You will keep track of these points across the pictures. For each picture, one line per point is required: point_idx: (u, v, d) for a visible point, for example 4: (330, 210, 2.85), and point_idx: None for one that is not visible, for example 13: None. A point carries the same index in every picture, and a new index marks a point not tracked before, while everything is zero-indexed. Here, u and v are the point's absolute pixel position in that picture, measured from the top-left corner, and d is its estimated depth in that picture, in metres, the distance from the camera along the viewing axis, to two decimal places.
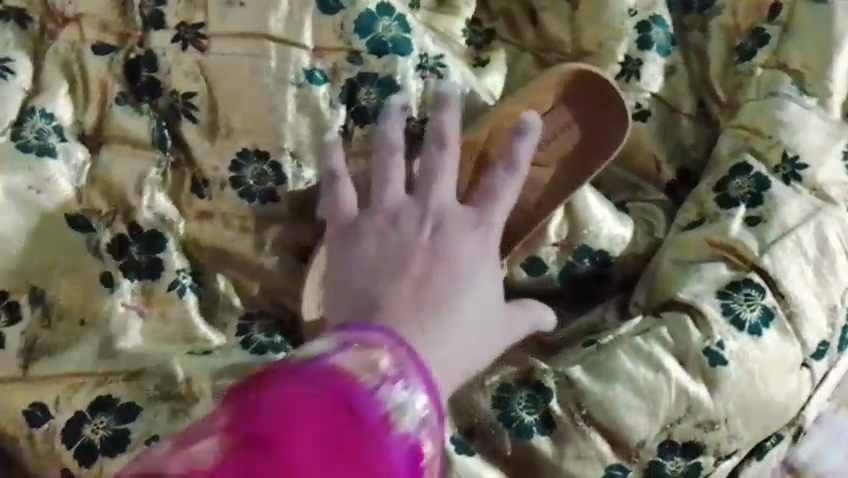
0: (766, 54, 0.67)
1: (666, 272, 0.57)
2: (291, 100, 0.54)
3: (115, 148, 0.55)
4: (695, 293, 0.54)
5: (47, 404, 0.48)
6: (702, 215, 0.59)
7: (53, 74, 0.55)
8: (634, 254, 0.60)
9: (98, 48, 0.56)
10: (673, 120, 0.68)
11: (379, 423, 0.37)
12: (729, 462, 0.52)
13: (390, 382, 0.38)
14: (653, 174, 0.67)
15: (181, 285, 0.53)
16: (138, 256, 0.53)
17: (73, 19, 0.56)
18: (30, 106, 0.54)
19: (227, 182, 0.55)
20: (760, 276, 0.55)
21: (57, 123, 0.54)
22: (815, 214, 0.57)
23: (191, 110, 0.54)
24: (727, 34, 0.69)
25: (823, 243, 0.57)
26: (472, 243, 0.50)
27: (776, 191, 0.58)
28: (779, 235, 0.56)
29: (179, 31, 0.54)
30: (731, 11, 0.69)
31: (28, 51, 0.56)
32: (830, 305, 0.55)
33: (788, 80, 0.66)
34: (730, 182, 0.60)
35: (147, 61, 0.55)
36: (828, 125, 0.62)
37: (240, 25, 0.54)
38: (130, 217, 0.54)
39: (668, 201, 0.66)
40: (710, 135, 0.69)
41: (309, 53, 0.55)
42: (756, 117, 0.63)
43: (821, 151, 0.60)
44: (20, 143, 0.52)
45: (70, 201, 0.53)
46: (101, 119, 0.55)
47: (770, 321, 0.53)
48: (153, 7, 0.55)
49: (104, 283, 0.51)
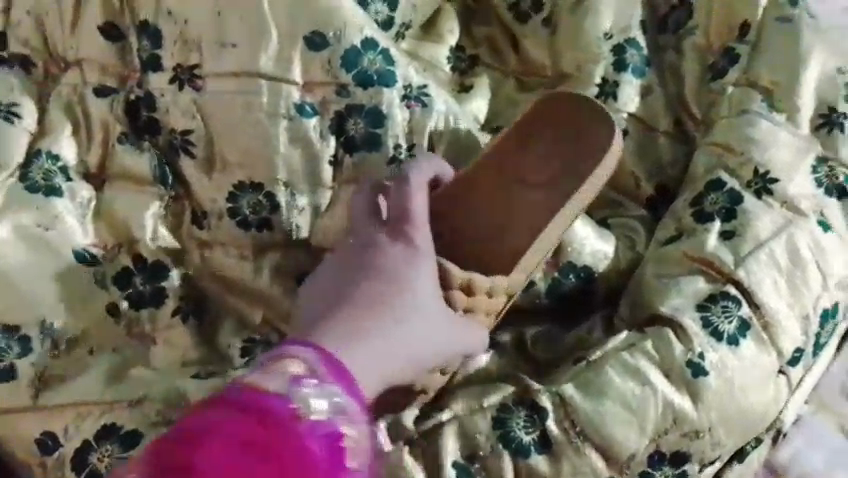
0: (738, 73, 0.71)
1: (647, 287, 0.59)
2: (283, 133, 0.57)
3: (118, 185, 0.58)
4: (675, 307, 0.57)
5: (58, 433, 0.50)
6: (679, 230, 0.62)
7: (57, 117, 0.59)
8: (617, 270, 0.63)
9: (99, 90, 0.59)
10: (650, 138, 0.71)
11: (288, 416, 0.41)
12: (712, 467, 0.55)
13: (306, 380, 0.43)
14: (634, 191, 0.70)
15: (184, 313, 0.56)
16: (141, 287, 0.56)
17: (75, 63, 0.60)
18: (37, 149, 0.58)
19: (225, 214, 0.57)
20: (736, 287, 0.58)
21: (62, 163, 0.57)
22: (786, 226, 0.60)
23: (189, 146, 0.57)
24: (700, 54, 0.72)
25: (795, 254, 0.59)
26: (412, 262, 0.53)
27: (750, 206, 0.61)
28: (752, 248, 0.59)
29: (176, 72, 0.57)
30: (703, 32, 0.73)
31: (34, 96, 0.60)
32: (804, 313, 0.58)
33: (758, 97, 0.69)
34: (705, 198, 0.63)
35: (146, 101, 0.58)
36: (798, 140, 0.65)
37: (232, 64, 0.57)
38: (134, 249, 0.56)
39: (648, 217, 0.69)
40: (687, 151, 0.71)
41: (299, 88, 0.57)
42: (728, 135, 0.66)
43: (790, 166, 0.63)
44: (28, 184, 0.55)
45: (77, 237, 0.55)
46: (104, 158, 0.58)
47: (746, 331, 0.56)
48: (150, 50, 0.58)
49: (109, 313, 0.55)
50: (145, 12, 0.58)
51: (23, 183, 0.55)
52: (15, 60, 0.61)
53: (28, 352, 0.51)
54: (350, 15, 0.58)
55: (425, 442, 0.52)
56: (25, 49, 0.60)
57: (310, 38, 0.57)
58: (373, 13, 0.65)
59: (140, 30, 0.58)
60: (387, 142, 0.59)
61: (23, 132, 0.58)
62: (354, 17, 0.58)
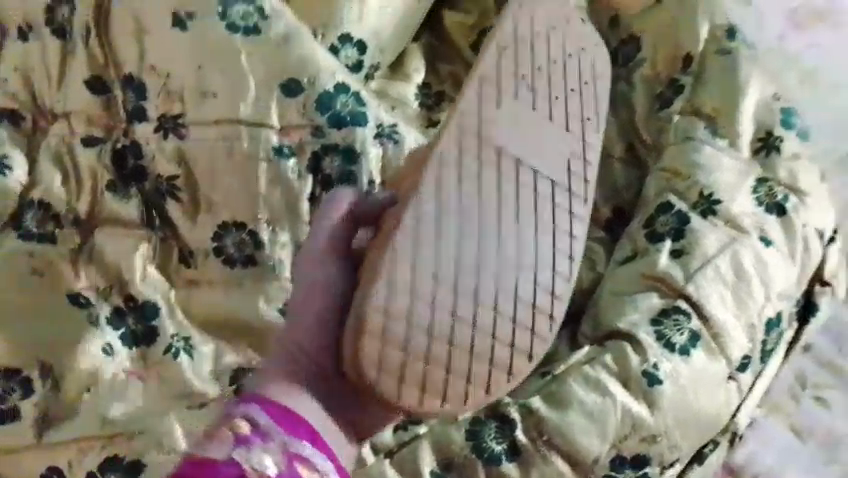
0: (683, 102, 0.77)
1: (606, 303, 0.64)
2: (263, 175, 0.61)
3: (108, 230, 0.61)
4: (631, 322, 0.62)
5: (62, 468, 0.53)
6: (635, 250, 0.67)
7: (48, 168, 0.62)
8: (580, 288, 0.68)
9: (86, 141, 0.62)
10: (605, 164, 0.76)
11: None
12: (673, 469, 0.59)
13: (251, 444, 0.42)
14: (592, 214, 0.75)
15: (174, 349, 0.59)
16: (134, 326, 0.59)
17: (62, 115, 0.63)
18: (29, 198, 0.61)
19: (210, 252, 0.61)
20: (686, 301, 0.63)
21: (53, 211, 0.61)
22: (730, 243, 0.66)
23: (175, 190, 0.61)
24: (649, 85, 0.78)
25: (739, 269, 0.65)
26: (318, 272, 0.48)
27: (696, 225, 0.67)
28: (700, 264, 0.64)
29: (160, 122, 0.61)
30: (651, 64, 0.78)
31: (23, 148, 0.63)
32: (749, 323, 0.63)
33: (702, 126, 0.74)
34: (656, 219, 0.68)
35: (133, 150, 0.61)
36: (739, 163, 0.71)
37: (213, 113, 0.61)
38: (126, 289, 0.60)
39: (606, 237, 0.74)
40: (639, 175, 0.77)
41: (277, 132, 0.62)
42: (676, 161, 0.71)
43: (733, 188, 0.69)
44: (22, 232, 0.60)
45: (72, 282, 0.59)
46: (93, 204, 0.62)
47: (697, 342, 0.61)
48: (135, 101, 0.62)
49: (103, 351, 0.57)
50: (130, 66, 0.62)
51: (18, 231, 0.60)
52: (4, 114, 0.64)
53: (30, 393, 0.54)
54: (323, 61, 0.62)
55: (404, 455, 0.55)
56: (14, 104, 0.64)
57: (285, 85, 0.62)
58: (344, 55, 0.70)
59: (125, 83, 0.62)
60: (362, 179, 0.63)
61: (14, 183, 0.61)
62: (327, 63, 0.62)
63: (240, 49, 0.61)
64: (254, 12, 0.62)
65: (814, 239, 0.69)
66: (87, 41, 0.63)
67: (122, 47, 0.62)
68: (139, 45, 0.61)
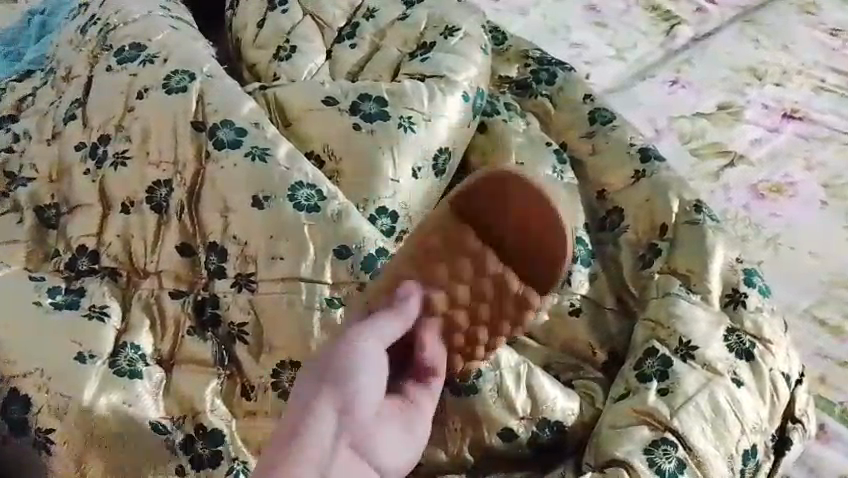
0: (661, 263, 0.90)
1: (606, 435, 0.76)
2: (316, 321, 0.74)
3: (183, 367, 0.75)
4: (628, 451, 0.74)
5: None
6: (627, 388, 0.80)
7: (139, 315, 0.77)
8: (582, 423, 0.80)
9: (173, 293, 0.78)
10: (599, 314, 0.90)
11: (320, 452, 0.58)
12: None
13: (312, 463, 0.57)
14: (589, 356, 0.88)
15: (235, 471, 0.70)
16: (202, 450, 0.70)
17: (154, 273, 0.79)
18: (123, 341, 0.74)
19: (269, 387, 0.74)
20: (673, 433, 0.76)
21: (142, 352, 0.74)
22: (707, 384, 0.79)
23: (244, 334, 0.75)
24: (632, 247, 0.93)
25: (717, 406, 0.78)
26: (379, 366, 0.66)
27: (677, 368, 0.80)
28: (683, 402, 0.77)
29: (236, 278, 0.76)
30: (633, 231, 0.93)
31: (119, 299, 0.78)
32: (728, 453, 0.76)
33: (678, 281, 0.88)
34: (644, 362, 0.81)
35: (211, 301, 0.77)
36: (710, 314, 0.85)
37: (281, 271, 0.75)
38: (197, 419, 0.72)
39: (603, 378, 0.86)
40: (628, 323, 0.90)
41: (329, 287, 0.76)
42: (658, 312, 0.85)
43: (707, 336, 0.82)
44: (116, 368, 0.71)
45: (151, 412, 0.71)
46: (174, 345, 0.76)
47: (684, 469, 0.74)
48: (217, 262, 0.77)
49: (176, 475, 0.69)
50: (214, 235, 0.78)
51: (112, 367, 0.71)
52: (105, 271, 0.79)
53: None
54: (343, 200, 0.79)
55: None
56: (114, 263, 0.79)
57: (338, 250, 0.76)
58: (329, 203, 0.78)
59: (209, 248, 0.78)
60: None
61: (111, 328, 0.74)
62: (345, 200, 0.79)
63: (305, 223, 0.77)
64: (395, 226, 0.85)
65: (781, 380, 0.82)
66: (180, 215, 0.79)
67: (209, 220, 0.78)
68: (225, 219, 0.78)
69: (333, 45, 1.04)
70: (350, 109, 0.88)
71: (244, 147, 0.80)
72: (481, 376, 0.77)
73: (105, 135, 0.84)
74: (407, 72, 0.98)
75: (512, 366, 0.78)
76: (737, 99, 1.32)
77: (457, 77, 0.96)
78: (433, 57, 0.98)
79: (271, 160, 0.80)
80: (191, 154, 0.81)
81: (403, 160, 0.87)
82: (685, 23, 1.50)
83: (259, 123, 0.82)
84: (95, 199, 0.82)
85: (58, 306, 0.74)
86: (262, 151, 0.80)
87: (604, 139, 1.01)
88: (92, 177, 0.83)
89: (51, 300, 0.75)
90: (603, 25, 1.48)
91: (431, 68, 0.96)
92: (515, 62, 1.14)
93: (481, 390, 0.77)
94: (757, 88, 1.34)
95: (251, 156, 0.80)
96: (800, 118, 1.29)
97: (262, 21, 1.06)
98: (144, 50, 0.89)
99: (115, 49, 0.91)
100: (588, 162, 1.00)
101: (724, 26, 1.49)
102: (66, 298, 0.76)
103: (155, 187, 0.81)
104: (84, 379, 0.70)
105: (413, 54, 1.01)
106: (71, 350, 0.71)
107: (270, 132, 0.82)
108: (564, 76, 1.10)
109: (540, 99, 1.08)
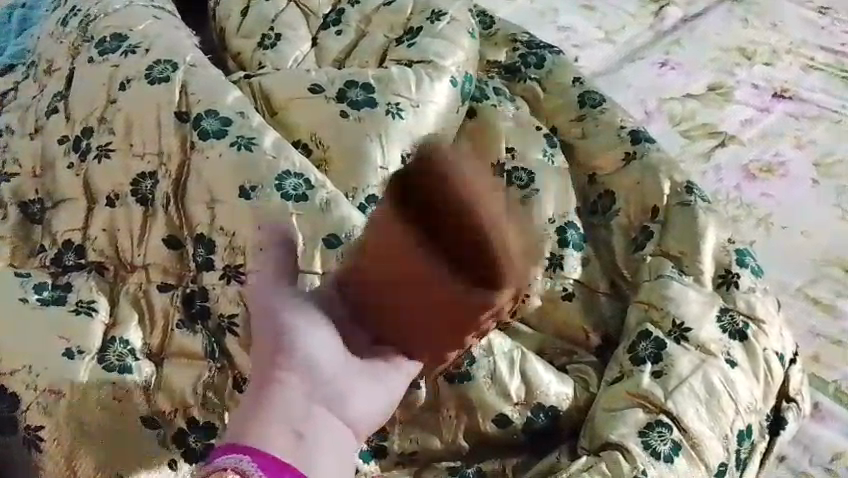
0: (653, 245, 0.90)
1: (601, 420, 0.76)
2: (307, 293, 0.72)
3: (172, 360, 0.74)
4: (622, 434, 0.74)
5: None
6: (621, 372, 0.80)
7: (127, 309, 0.76)
8: (577, 407, 0.80)
9: (161, 287, 0.77)
10: (592, 298, 0.89)
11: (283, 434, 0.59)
12: None
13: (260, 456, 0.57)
14: (584, 341, 0.87)
15: None
16: (195, 444, 0.72)
17: (141, 266, 0.78)
18: (111, 336, 0.73)
19: None
20: (667, 415, 0.76)
21: (131, 346, 0.73)
22: (701, 365, 0.79)
23: (234, 326, 0.74)
24: (624, 230, 0.92)
25: (711, 387, 0.78)
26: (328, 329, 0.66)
27: (671, 350, 0.80)
28: (677, 383, 0.77)
29: (225, 270, 0.75)
30: (624, 215, 0.93)
31: (106, 294, 0.77)
32: (723, 434, 0.76)
33: (670, 264, 0.87)
34: (638, 345, 0.81)
35: (201, 294, 0.76)
36: (704, 295, 0.84)
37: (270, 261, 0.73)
38: (189, 413, 0.72)
39: (597, 361, 0.86)
40: (622, 306, 0.90)
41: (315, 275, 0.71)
42: (651, 294, 0.85)
43: (700, 317, 0.82)
44: (105, 364, 0.71)
45: (143, 407, 0.71)
46: (164, 339, 0.75)
47: (678, 450, 0.74)
48: (205, 254, 0.76)
49: (169, 466, 0.69)
50: (201, 228, 0.77)
51: (101, 362, 0.71)
52: (91, 265, 0.78)
53: None
54: (331, 189, 0.78)
55: None
56: (100, 258, 0.78)
57: (327, 240, 0.75)
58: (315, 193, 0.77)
59: (196, 240, 0.77)
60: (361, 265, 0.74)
61: (100, 323, 0.74)
62: (333, 189, 0.78)
63: (292, 212, 0.76)
64: None
65: (775, 360, 0.82)
66: (166, 208, 0.78)
67: (195, 212, 0.77)
68: (211, 211, 0.77)
69: (319, 33, 1.03)
70: (337, 97, 0.87)
71: (230, 136, 0.79)
72: (475, 363, 0.76)
73: (87, 127, 0.83)
74: (395, 58, 0.97)
75: (506, 353, 0.78)
76: (726, 79, 1.31)
77: (444, 62, 0.95)
78: (420, 42, 0.97)
79: (256, 149, 0.79)
80: (176, 145, 0.80)
81: (391, 147, 0.85)
82: (673, 4, 1.49)
83: (244, 112, 0.81)
84: (80, 194, 0.81)
85: (45, 302, 0.73)
86: (248, 141, 0.79)
87: (593, 123, 1.00)
88: (76, 171, 0.81)
89: (37, 296, 0.74)
90: (592, 7, 1.47)
91: (418, 54, 0.95)
92: (504, 46, 1.13)
93: (475, 377, 0.76)
94: (746, 68, 1.34)
95: (236, 146, 0.79)
96: (790, 97, 1.28)
97: (245, 9, 1.05)
98: (125, 40, 0.88)
99: (96, 40, 0.89)
100: (578, 145, 0.99)
101: (712, 6, 1.48)
102: (52, 294, 0.75)
103: (140, 179, 0.79)
104: (73, 376, 0.69)
105: (400, 40, 1.00)
106: (58, 346, 0.70)
107: (256, 121, 0.81)
108: (554, 59, 1.09)
109: (528, 83, 1.07)
